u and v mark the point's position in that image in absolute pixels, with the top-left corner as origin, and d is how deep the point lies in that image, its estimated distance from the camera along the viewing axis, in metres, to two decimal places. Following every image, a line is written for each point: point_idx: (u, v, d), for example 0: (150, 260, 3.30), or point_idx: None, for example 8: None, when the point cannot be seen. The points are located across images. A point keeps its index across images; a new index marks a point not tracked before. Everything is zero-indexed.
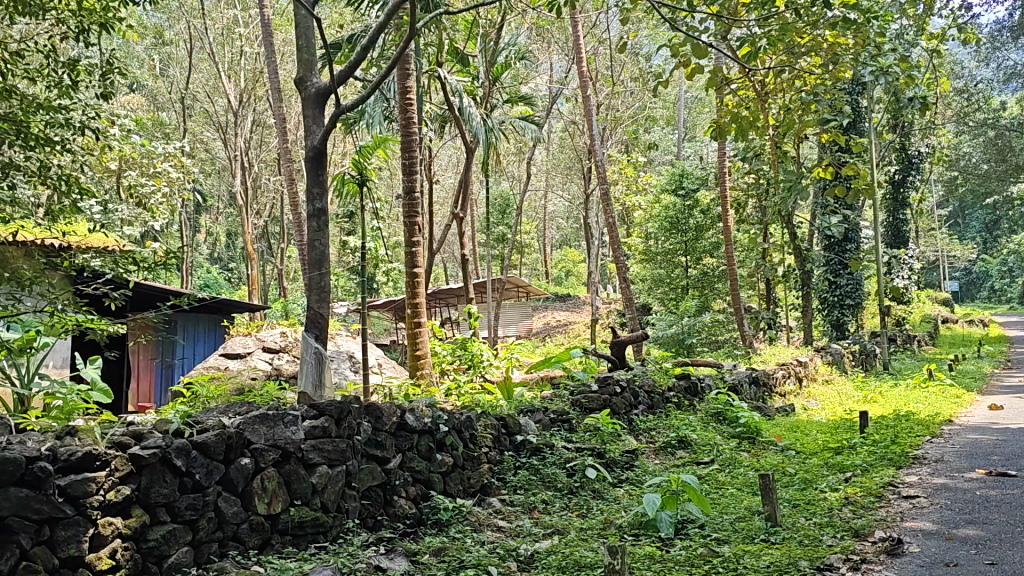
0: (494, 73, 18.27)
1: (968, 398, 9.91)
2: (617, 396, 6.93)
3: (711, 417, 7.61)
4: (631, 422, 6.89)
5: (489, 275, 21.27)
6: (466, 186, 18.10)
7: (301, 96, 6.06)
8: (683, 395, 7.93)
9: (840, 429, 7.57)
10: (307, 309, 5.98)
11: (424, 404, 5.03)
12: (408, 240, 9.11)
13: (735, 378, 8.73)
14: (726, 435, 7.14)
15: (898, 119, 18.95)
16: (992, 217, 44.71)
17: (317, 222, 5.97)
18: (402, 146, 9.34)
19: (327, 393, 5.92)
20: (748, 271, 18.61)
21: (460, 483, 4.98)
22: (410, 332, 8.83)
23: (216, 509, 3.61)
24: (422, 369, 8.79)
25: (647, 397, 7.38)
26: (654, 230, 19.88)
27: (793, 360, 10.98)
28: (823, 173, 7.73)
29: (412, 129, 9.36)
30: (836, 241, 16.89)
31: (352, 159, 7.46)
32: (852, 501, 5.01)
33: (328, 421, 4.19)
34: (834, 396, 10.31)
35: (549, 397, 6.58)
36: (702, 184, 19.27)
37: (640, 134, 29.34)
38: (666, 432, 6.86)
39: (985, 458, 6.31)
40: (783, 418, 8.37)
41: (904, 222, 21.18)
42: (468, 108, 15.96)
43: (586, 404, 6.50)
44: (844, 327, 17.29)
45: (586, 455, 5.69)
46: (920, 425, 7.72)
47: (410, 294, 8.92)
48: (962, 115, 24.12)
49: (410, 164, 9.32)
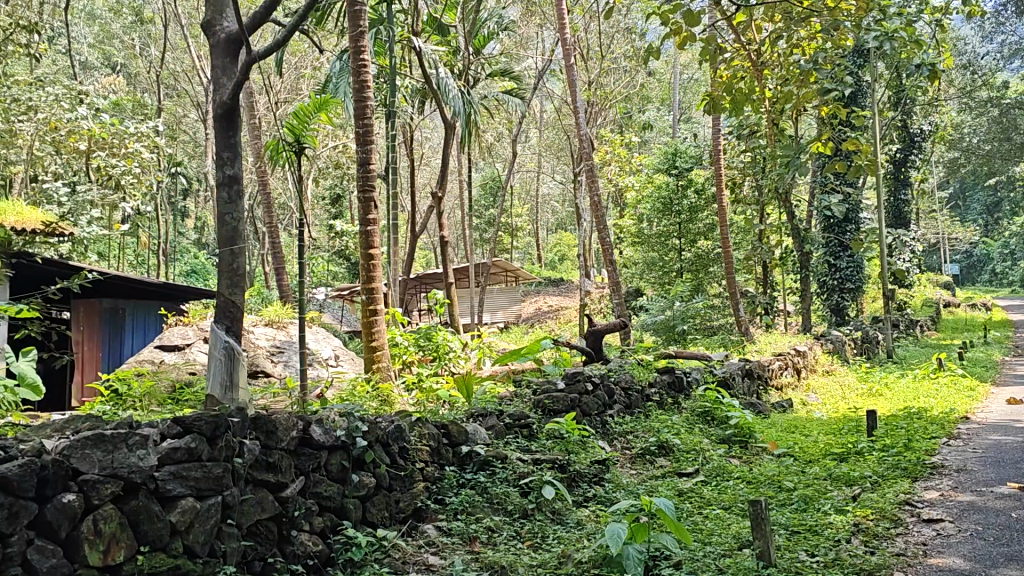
0: (477, 46, 17.16)
1: (982, 390, 9.02)
2: (589, 395, 5.95)
3: (697, 417, 6.68)
4: (604, 425, 5.95)
5: (473, 259, 20.37)
6: (446, 166, 17.15)
7: (209, 44, 5.18)
8: (665, 391, 7.00)
9: (844, 431, 6.66)
10: (217, 295, 5.09)
11: (339, 412, 4.10)
12: (362, 218, 8.09)
13: (726, 371, 7.78)
14: (713, 439, 6.23)
15: (900, 94, 18.04)
16: (994, 199, 43.79)
17: (227, 191, 5.07)
18: (355, 112, 8.20)
19: (245, 395, 4.98)
20: (745, 254, 17.72)
21: (384, 509, 4.08)
22: (366, 322, 7.91)
23: (22, 563, 2.68)
24: (378, 362, 7.87)
25: (624, 396, 6.41)
26: (647, 212, 18.96)
27: (791, 349, 10.08)
28: (822, 151, 7.28)
29: (366, 92, 8.23)
30: (837, 222, 16.01)
31: (288, 125, 6.43)
32: (862, 529, 4.12)
33: (195, 441, 3.27)
34: (836, 388, 9.44)
35: (508, 397, 5.64)
36: (696, 162, 18.32)
37: (633, 113, 28.27)
38: (645, 436, 5.96)
39: (1016, 467, 5.41)
40: (779, 416, 7.47)
41: (906, 203, 20.29)
42: (445, 81, 14.90)
43: (551, 407, 5.55)
44: (844, 312, 16.43)
45: (544, 470, 4.74)
46: (934, 424, 6.83)
47: (365, 277, 7.97)
48: (966, 92, 23.12)
49: (365, 135, 8.23)
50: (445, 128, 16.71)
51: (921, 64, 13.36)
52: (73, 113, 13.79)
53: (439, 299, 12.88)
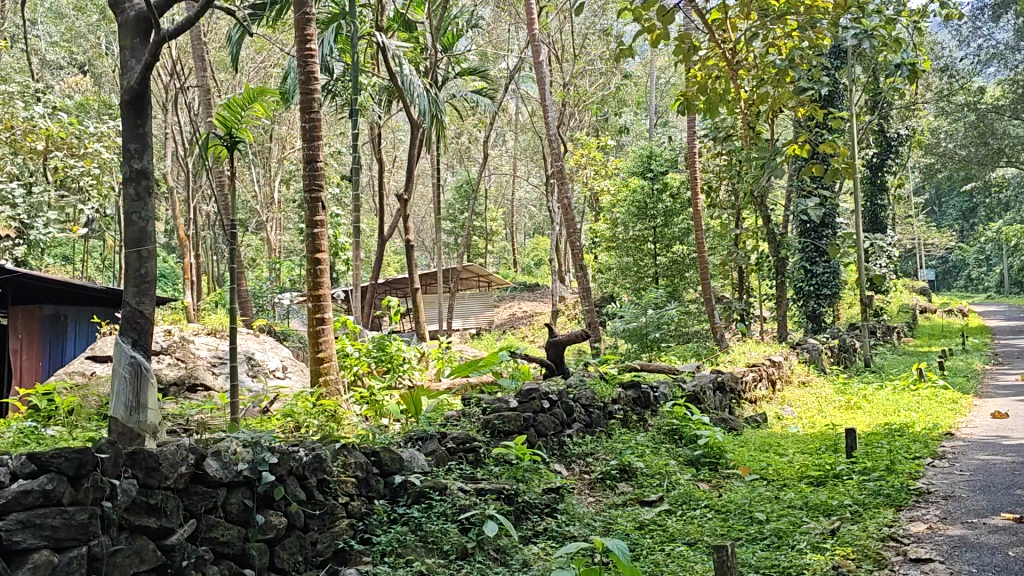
0: (445, 43, 16.61)
1: (964, 403, 8.60)
2: (544, 414, 5.39)
3: (663, 437, 6.16)
4: (561, 447, 5.41)
5: (442, 265, 19.79)
6: (412, 167, 16.58)
7: (117, 23, 4.65)
8: (631, 407, 6.45)
9: (822, 450, 6.18)
10: (123, 305, 4.55)
11: (243, 441, 3.56)
12: (308, 219, 7.49)
13: (697, 384, 7.24)
14: (681, 460, 5.73)
15: (877, 97, 17.72)
16: (969, 204, 43.82)
17: (135, 187, 4.52)
18: (300, 104, 7.64)
19: (155, 417, 4.43)
20: (721, 259, 17.30)
21: (296, 554, 3.54)
22: (312, 331, 7.35)
23: None
24: (326, 374, 7.29)
25: (585, 413, 5.85)
26: (621, 216, 18.51)
27: (766, 360, 9.59)
28: (797, 151, 7.56)
29: (313, 84, 7.66)
30: (812, 226, 15.65)
31: (218, 117, 5.89)
32: (842, 572, 3.63)
33: (52, 482, 2.72)
34: (812, 401, 8.97)
35: (455, 417, 5.09)
36: (671, 165, 17.88)
37: (609, 116, 27.84)
38: (606, 458, 5.45)
39: (1008, 493, 4.95)
40: (752, 433, 6.96)
41: (882, 208, 19.98)
42: (410, 77, 14.33)
43: (502, 429, 4.98)
44: (821, 319, 16.02)
45: (489, 502, 4.19)
46: (917, 442, 6.36)
47: (311, 283, 7.39)
48: (943, 96, 22.87)
49: (311, 130, 7.66)
50: (412, 128, 16.15)
51: (900, 63, 12.98)
52: (28, 112, 13.00)
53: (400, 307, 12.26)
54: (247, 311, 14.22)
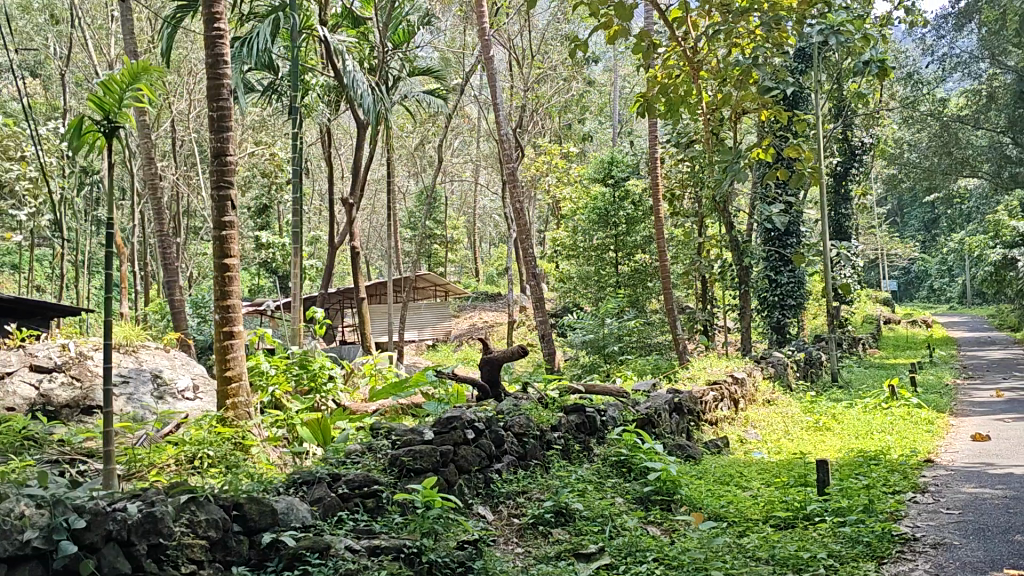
0: (396, 41, 15.78)
1: (941, 425, 7.92)
2: (468, 446, 4.54)
3: (611, 469, 5.35)
4: (487, 486, 4.56)
5: (392, 275, 18.82)
6: (359, 170, 15.71)
7: None
8: (575, 433, 5.63)
9: (791, 483, 5.42)
10: None
11: (42, 501, 2.81)
12: (215, 221, 6.58)
13: (651, 406, 6.44)
14: (628, 498, 4.93)
15: (841, 104, 17.20)
16: (932, 214, 43.99)
17: None
18: (207, 91, 6.75)
19: None
20: (684, 267, 16.64)
21: None
22: (220, 348, 6.48)
23: None
24: (235, 396, 6.42)
25: (519, 442, 5.01)
26: (582, 223, 17.81)
27: (727, 377, 8.80)
28: (762, 158, 7.45)
29: (222, 69, 6.77)
30: (777, 234, 15.06)
31: (89, 100, 4.06)
32: None
33: None
34: (777, 422, 8.23)
35: (357, 454, 4.24)
36: (633, 171, 17.19)
37: (571, 122, 27.15)
38: (539, 498, 4.62)
39: (1006, 539, 4.22)
40: (712, 462, 6.18)
41: (848, 217, 19.45)
42: (354, 73, 13.42)
43: (414, 468, 4.11)
44: (786, 330, 15.37)
45: (382, 562, 3.34)
46: (895, 473, 5.66)
47: (219, 292, 6.51)
48: (909, 104, 22.47)
49: (220, 121, 6.78)
50: (358, 130, 15.28)
51: (868, 62, 12.40)
52: None
53: (318, 316, 10.72)
54: (178, 321, 13.28)
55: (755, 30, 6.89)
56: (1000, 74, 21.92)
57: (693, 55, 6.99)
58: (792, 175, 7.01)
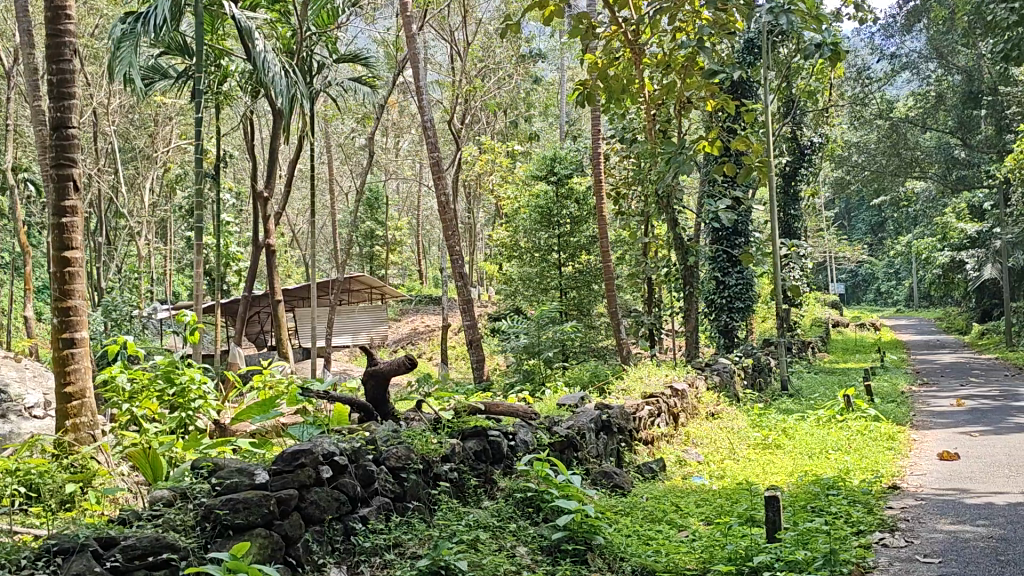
0: (320, 23, 14.57)
1: (904, 441, 7.07)
2: (320, 488, 3.52)
3: (515, 508, 4.36)
4: (343, 540, 3.55)
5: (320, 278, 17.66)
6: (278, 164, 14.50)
7: None
8: (474, 463, 4.62)
9: (736, 522, 4.48)
10: None
11: None
12: (53, 204, 5.17)
13: (570, 428, 5.44)
14: (532, 546, 3.94)
15: (790, 101, 16.42)
16: (879, 218, 44.13)
17: None
18: (45, 49, 5.26)
19: None
20: (629, 268, 15.73)
21: None
22: (57, 358, 5.13)
23: None
24: (76, 417, 5.11)
25: (394, 482, 3.98)
26: (523, 222, 16.79)
27: (668, 390, 7.85)
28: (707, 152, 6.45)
29: (65, 24, 5.29)
30: (724, 234, 14.25)
31: None
32: None
33: None
34: (722, 441, 7.29)
35: (162, 505, 3.17)
36: (576, 168, 16.20)
37: (515, 119, 26.12)
38: (413, 552, 3.61)
39: None
40: (642, 494, 5.20)
41: (796, 217, 18.71)
42: (267, 56, 12.22)
43: (233, 526, 3.09)
44: (734, 334, 14.51)
45: None
46: (857, 506, 4.76)
47: (55, 292, 5.11)
48: (861, 103, 21.84)
49: (61, 84, 5.30)
50: (277, 120, 14.08)
51: (821, 44, 11.54)
52: None
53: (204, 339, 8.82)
54: None
55: (700, 10, 5.89)
56: (948, 74, 21.43)
57: (632, 35, 5.99)
58: (742, 173, 6.02)
